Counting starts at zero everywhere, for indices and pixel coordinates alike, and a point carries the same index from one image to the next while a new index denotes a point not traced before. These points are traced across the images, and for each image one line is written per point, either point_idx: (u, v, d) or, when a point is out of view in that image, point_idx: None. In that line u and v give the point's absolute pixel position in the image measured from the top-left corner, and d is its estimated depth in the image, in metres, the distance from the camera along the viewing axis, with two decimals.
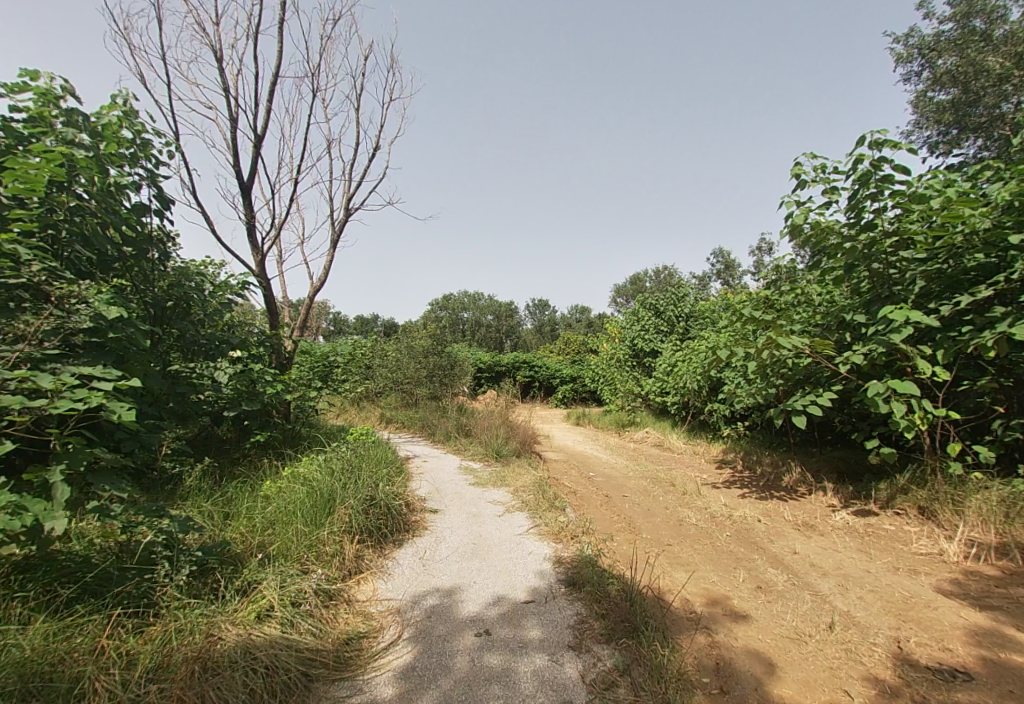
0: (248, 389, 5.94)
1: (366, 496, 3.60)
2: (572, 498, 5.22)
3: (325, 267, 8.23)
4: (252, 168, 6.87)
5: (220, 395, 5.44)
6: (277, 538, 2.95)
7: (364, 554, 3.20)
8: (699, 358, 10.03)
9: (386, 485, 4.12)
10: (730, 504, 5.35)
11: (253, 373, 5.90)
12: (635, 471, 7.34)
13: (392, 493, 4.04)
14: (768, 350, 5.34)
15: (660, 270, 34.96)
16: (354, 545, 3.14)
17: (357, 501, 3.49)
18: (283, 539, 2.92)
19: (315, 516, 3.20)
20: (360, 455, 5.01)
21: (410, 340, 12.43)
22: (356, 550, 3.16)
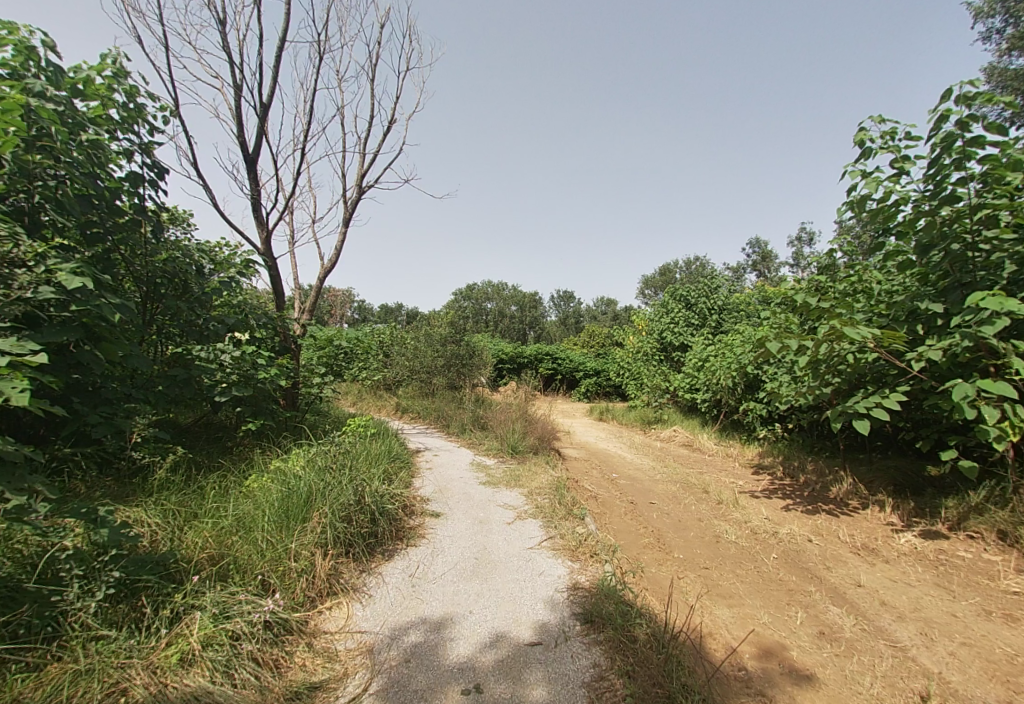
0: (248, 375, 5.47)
1: (354, 496, 3.12)
2: (592, 504, 4.66)
3: (335, 246, 7.79)
4: (257, 140, 6.45)
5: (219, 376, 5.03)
6: (236, 552, 2.48)
7: (340, 571, 2.70)
8: (735, 353, 9.28)
9: (380, 484, 3.63)
10: (773, 519, 4.71)
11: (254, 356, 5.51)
12: (663, 474, 6.72)
13: (387, 493, 3.54)
14: (825, 343, 4.61)
15: (692, 262, 33.67)
16: (329, 562, 2.65)
17: (340, 503, 3.00)
18: (242, 554, 2.46)
19: (287, 525, 2.72)
20: (359, 446, 4.52)
21: (428, 328, 11.97)
22: (331, 567, 2.66)
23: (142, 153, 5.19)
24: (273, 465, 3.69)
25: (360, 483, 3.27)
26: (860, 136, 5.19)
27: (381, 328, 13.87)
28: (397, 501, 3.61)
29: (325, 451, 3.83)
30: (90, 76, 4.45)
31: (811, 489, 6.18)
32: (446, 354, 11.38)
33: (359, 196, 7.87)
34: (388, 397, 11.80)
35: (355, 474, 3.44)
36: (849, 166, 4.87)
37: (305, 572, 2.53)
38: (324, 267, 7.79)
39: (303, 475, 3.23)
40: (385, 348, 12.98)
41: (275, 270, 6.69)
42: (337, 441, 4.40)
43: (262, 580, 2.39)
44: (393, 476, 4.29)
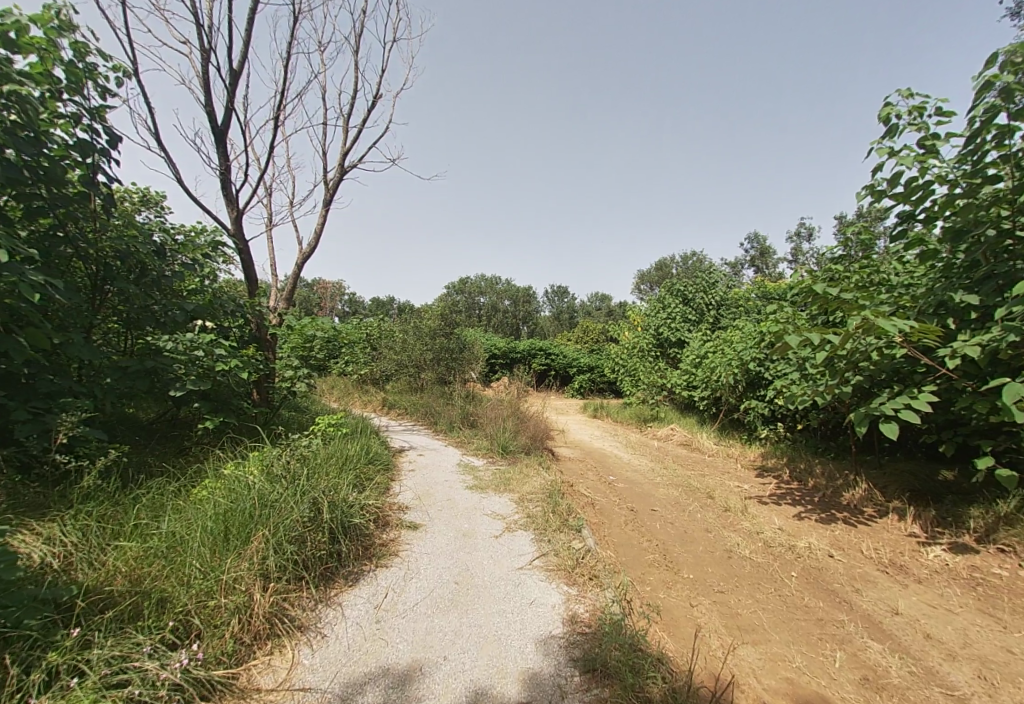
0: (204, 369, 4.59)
1: (309, 510, 2.64)
2: (589, 512, 4.21)
3: (314, 230, 7.26)
4: (227, 111, 5.92)
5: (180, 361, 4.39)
6: (150, 588, 2.01)
7: (285, 604, 2.24)
8: (736, 350, 8.88)
9: (346, 493, 3.15)
10: (788, 529, 4.31)
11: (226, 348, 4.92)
12: (663, 477, 6.29)
13: (352, 504, 3.07)
14: (849, 338, 4.19)
15: (688, 256, 33.56)
16: (270, 596, 2.19)
17: (292, 519, 2.52)
18: (159, 591, 2.02)
19: (218, 552, 2.25)
20: (327, 447, 4.02)
21: (415, 320, 11.45)
22: (273, 602, 2.20)
23: (91, 118, 4.66)
24: (224, 469, 3.20)
25: (319, 493, 2.79)
26: (885, 112, 4.92)
27: (368, 321, 13.34)
28: (364, 513, 3.13)
29: (284, 453, 3.33)
30: (22, 21, 3.73)
31: (821, 494, 5.79)
32: (435, 347, 10.88)
33: (341, 177, 7.36)
34: (373, 392, 11.29)
35: (315, 483, 2.95)
36: (874, 142, 4.51)
37: (236, 611, 2.07)
38: (302, 252, 7.26)
39: (253, 483, 2.74)
40: (371, 341, 12.45)
41: (247, 254, 6.17)
42: (301, 442, 3.88)
43: (169, 630, 1.92)
44: (362, 482, 3.79)
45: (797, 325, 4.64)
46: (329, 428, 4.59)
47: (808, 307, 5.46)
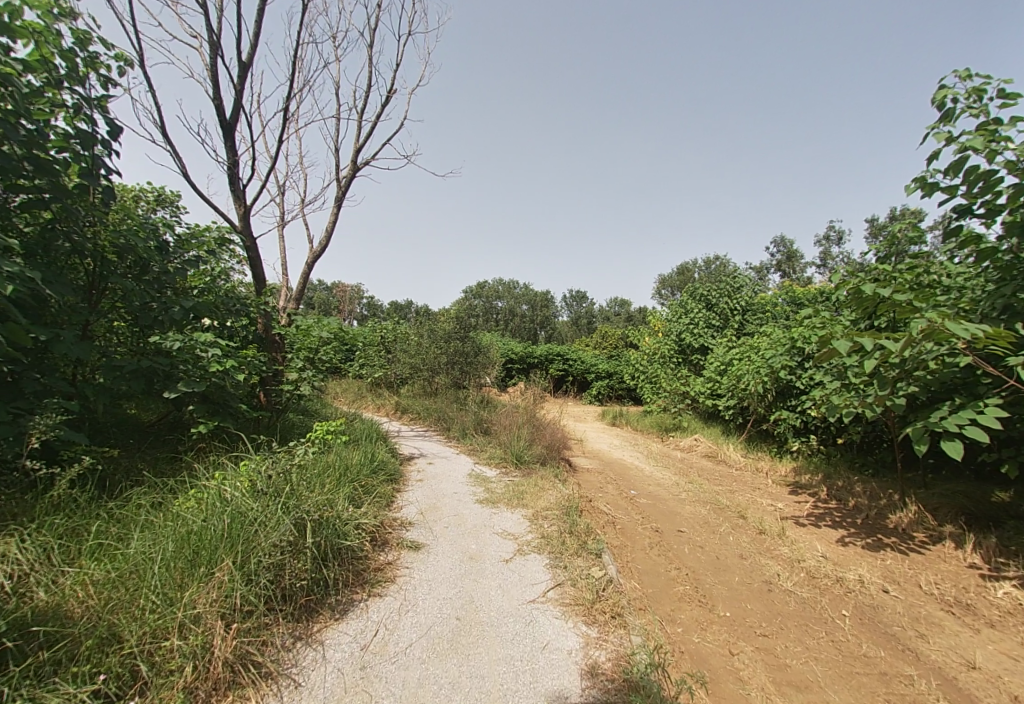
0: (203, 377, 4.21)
1: (291, 532, 2.34)
2: (610, 533, 3.84)
3: (325, 228, 7.04)
4: (236, 106, 5.75)
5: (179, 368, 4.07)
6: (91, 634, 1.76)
7: (252, 648, 1.95)
8: (765, 357, 8.36)
9: (338, 509, 2.84)
10: (833, 558, 3.88)
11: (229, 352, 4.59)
12: (689, 492, 5.85)
13: (342, 521, 2.76)
14: (903, 345, 3.75)
15: (712, 259, 32.86)
16: (234, 641, 1.90)
17: (267, 547, 2.23)
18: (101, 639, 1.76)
19: (178, 585, 1.97)
20: (325, 456, 3.70)
21: (429, 323, 11.17)
22: (237, 647, 1.91)
23: (96, 111, 4.53)
24: (210, 479, 2.90)
25: (304, 512, 2.48)
26: (940, 95, 4.47)
27: (382, 323, 13.12)
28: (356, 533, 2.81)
29: (274, 463, 3.02)
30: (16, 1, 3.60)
31: (864, 516, 5.30)
32: (450, 351, 10.56)
33: (353, 175, 7.13)
34: (386, 396, 11.03)
35: (303, 499, 2.64)
36: (929, 128, 4.08)
37: (187, 661, 1.79)
38: (312, 251, 7.03)
39: (232, 501, 2.43)
40: (385, 344, 12.21)
41: (255, 252, 5.96)
42: (296, 450, 3.58)
43: (97, 687, 1.65)
44: (360, 495, 3.46)
45: (842, 331, 4.20)
46: (330, 434, 4.29)
47: (851, 311, 5.00)
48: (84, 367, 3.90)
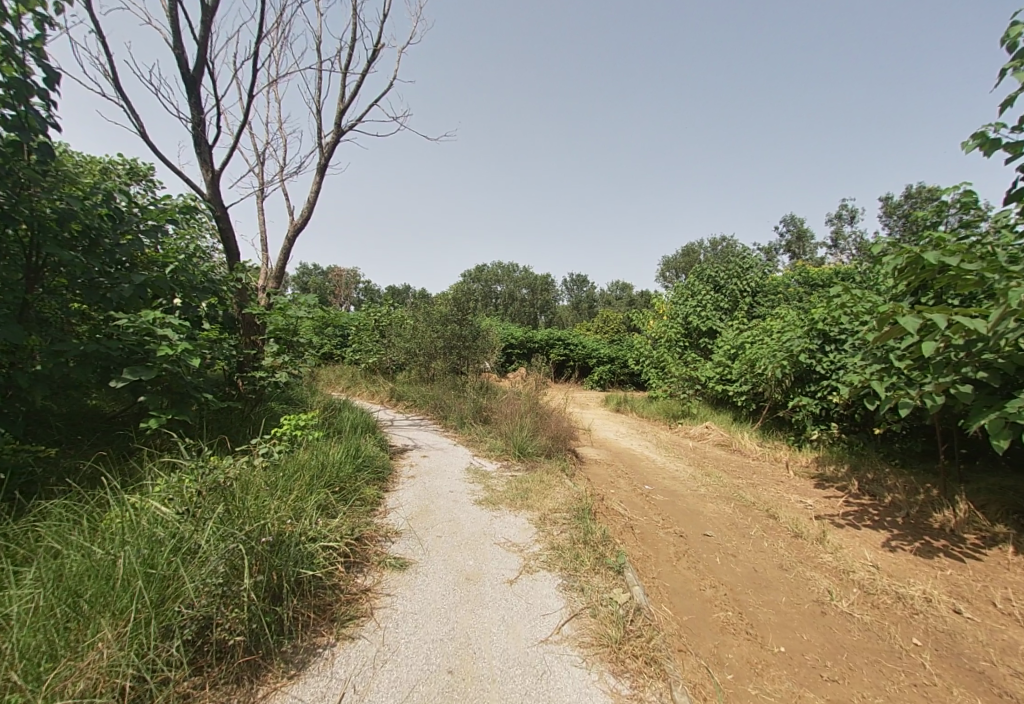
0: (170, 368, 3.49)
1: (222, 569, 1.85)
2: (630, 541, 3.32)
3: (307, 200, 6.42)
4: (201, 57, 5.08)
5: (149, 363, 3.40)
6: None
7: None
8: (784, 339, 7.78)
9: (299, 527, 2.31)
10: (887, 571, 3.40)
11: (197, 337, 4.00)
12: (709, 487, 5.33)
13: (305, 543, 2.24)
14: (980, 323, 3.20)
15: (717, 240, 32.01)
16: None
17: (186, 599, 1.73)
18: None
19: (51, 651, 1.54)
20: (294, 456, 3.14)
21: (423, 306, 10.55)
22: None
23: (33, 56, 3.82)
24: (147, 488, 2.35)
25: (243, 540, 1.97)
26: (1014, 32, 3.84)
27: (375, 306, 12.46)
28: (323, 557, 2.30)
29: (225, 466, 2.45)
30: None
31: (904, 513, 4.82)
32: (446, 335, 9.94)
33: (337, 140, 6.47)
34: (380, 383, 10.49)
35: (250, 517, 2.12)
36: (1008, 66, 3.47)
37: None
38: (293, 224, 6.40)
39: (155, 526, 1.90)
40: (378, 327, 11.62)
41: (227, 223, 5.35)
42: (260, 450, 3.02)
43: None
44: (336, 502, 2.92)
45: (905, 306, 3.65)
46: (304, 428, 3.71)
47: (898, 287, 4.44)
48: (23, 355, 3.35)
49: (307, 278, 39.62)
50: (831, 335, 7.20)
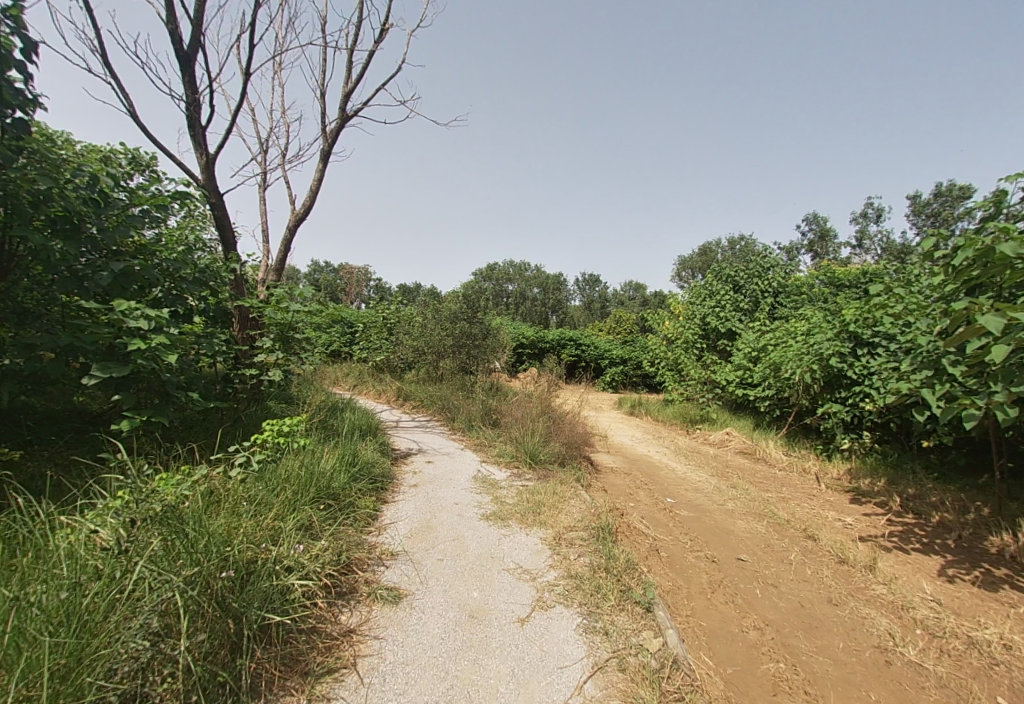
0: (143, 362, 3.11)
1: (151, 634, 1.55)
2: (657, 567, 2.94)
3: (310, 188, 6.10)
4: (197, 33, 4.78)
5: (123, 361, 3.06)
6: None
7: None
8: (812, 342, 7.30)
9: (267, 560, 1.97)
10: (952, 609, 2.99)
11: (188, 331, 3.70)
12: (737, 501, 4.90)
13: (273, 582, 1.91)
14: None
15: (733, 240, 31.34)
16: None
17: (104, 674, 1.46)
18: None
19: None
20: (277, 467, 2.77)
21: (432, 303, 10.21)
22: None
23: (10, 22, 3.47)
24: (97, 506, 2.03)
25: (181, 588, 1.64)
26: None
27: (383, 303, 12.13)
28: (297, 596, 1.96)
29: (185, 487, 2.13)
30: None
31: (956, 535, 4.37)
32: (455, 333, 9.58)
33: (341, 126, 6.14)
34: (387, 382, 10.16)
35: (200, 552, 1.78)
36: None
37: None
38: (295, 214, 6.08)
39: (78, 571, 1.61)
40: (386, 324, 11.29)
41: (222, 211, 5.04)
42: (237, 459, 2.65)
43: None
44: (322, 521, 2.56)
45: (983, 304, 3.25)
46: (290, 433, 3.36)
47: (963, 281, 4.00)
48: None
49: (318, 275, 39.56)
50: (863, 338, 6.73)
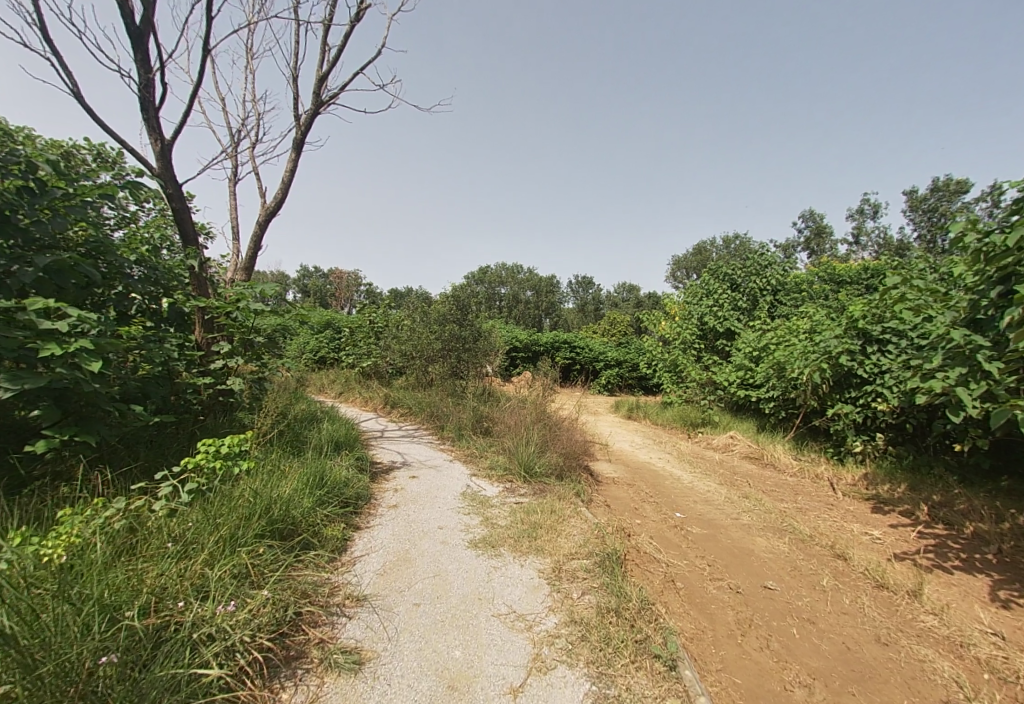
0: (66, 370, 2.59)
1: None
2: (676, 605, 2.50)
3: (282, 181, 5.63)
4: (148, 8, 4.31)
5: (40, 370, 2.52)
6: None
7: None
8: (819, 340, 6.89)
9: (166, 647, 1.60)
10: (1020, 646, 2.55)
11: (131, 336, 3.22)
12: (752, 514, 4.45)
13: (169, 673, 1.54)
14: None
15: (728, 239, 31.03)
16: None
17: None
18: None
19: None
20: (214, 501, 2.28)
21: (419, 305, 9.74)
22: None
23: None
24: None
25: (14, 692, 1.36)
26: None
27: (369, 307, 11.63)
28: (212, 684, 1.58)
29: (75, 560, 1.78)
30: None
31: (996, 548, 3.95)
32: (444, 336, 9.10)
33: (316, 112, 5.69)
34: (373, 389, 9.66)
35: (50, 634, 1.49)
36: None
37: None
38: (266, 208, 5.61)
39: None
40: (372, 329, 10.78)
41: (181, 203, 4.56)
42: (161, 492, 2.17)
43: None
44: (265, 569, 2.09)
45: None
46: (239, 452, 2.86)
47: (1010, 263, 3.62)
48: None
49: (308, 282, 38.93)
50: (874, 334, 6.36)
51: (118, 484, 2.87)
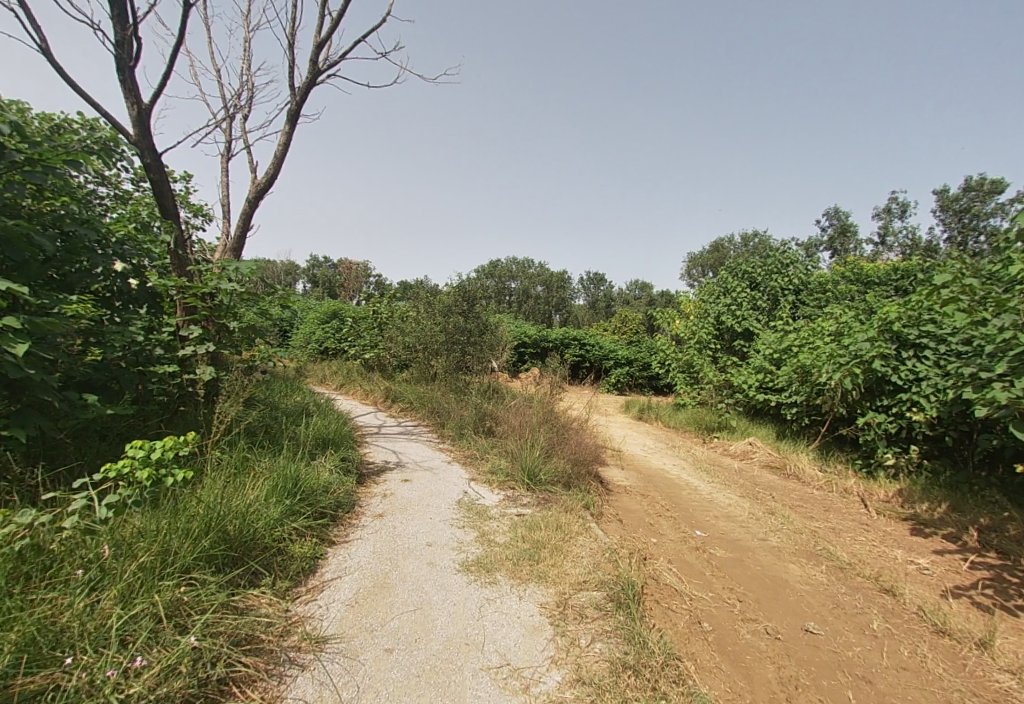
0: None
1: None
2: (706, 657, 2.07)
3: (275, 155, 5.23)
4: None
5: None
6: None
7: None
8: (847, 344, 6.38)
9: None
10: None
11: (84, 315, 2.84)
12: (780, 534, 3.99)
13: None
14: None
15: (746, 237, 30.28)
16: None
17: None
18: None
19: None
20: (145, 519, 1.89)
21: (424, 296, 9.31)
22: None
23: None
24: None
25: None
26: None
27: (372, 297, 11.22)
28: None
29: None
30: None
31: None
32: (448, 329, 8.67)
33: (311, 82, 5.28)
34: (374, 382, 9.26)
35: None
36: None
37: None
38: (257, 184, 5.21)
39: None
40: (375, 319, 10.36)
41: (160, 175, 4.16)
42: (74, 505, 1.77)
43: None
44: (196, 609, 1.71)
45: None
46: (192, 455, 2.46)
47: None
48: None
49: (317, 271, 38.66)
50: (909, 339, 5.84)
51: (57, 485, 2.49)
